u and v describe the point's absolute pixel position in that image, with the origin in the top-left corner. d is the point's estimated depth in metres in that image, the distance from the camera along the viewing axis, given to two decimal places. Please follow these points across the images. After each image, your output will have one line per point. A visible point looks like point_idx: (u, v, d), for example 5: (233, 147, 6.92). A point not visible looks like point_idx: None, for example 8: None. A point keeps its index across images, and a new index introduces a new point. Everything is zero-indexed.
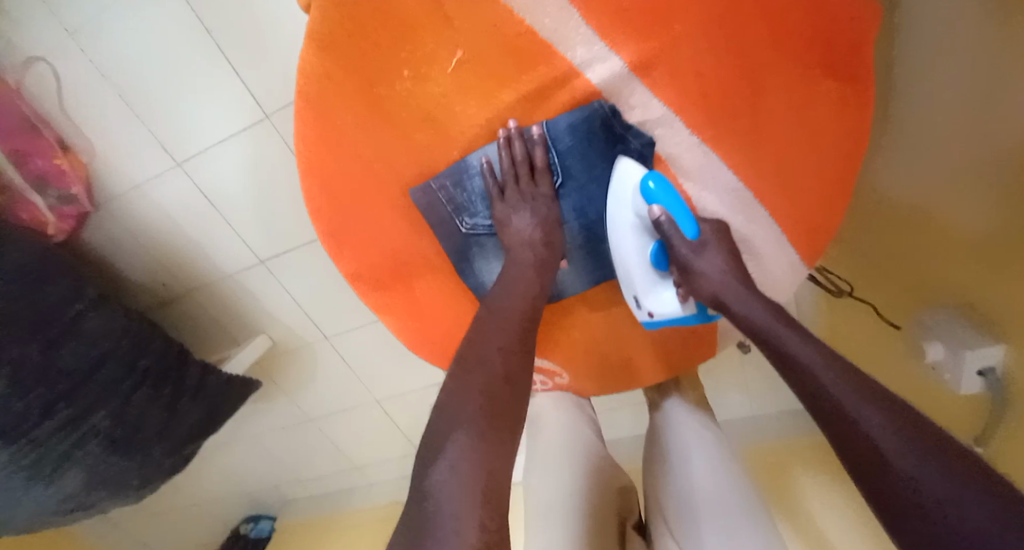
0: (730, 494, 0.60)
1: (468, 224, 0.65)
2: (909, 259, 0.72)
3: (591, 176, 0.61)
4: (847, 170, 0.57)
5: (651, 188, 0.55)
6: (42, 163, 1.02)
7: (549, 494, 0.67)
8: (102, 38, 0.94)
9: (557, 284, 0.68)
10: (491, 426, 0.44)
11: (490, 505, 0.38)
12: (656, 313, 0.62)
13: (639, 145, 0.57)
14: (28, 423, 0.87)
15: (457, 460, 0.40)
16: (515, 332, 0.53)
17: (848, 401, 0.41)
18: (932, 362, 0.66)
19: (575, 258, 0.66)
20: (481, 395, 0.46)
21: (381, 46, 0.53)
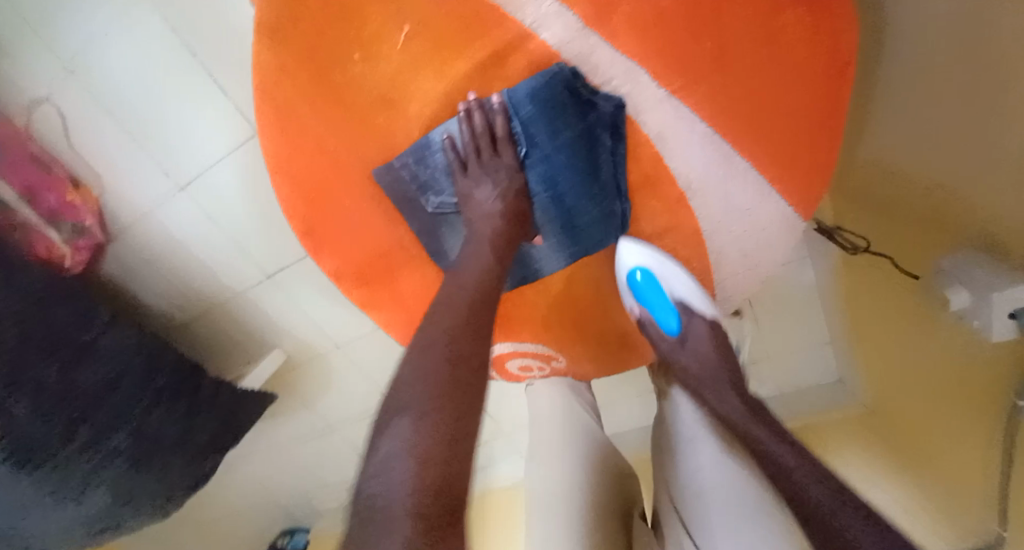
0: (738, 482, 0.55)
1: (435, 202, 0.65)
2: (932, 208, 0.71)
3: (559, 145, 0.58)
4: (837, 91, 0.55)
5: (638, 279, 0.66)
6: (55, 199, 1.02)
7: (545, 480, 0.69)
8: (92, 69, 0.93)
9: (533, 258, 0.67)
10: (441, 411, 0.43)
11: (430, 490, 0.39)
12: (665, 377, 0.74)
13: (608, 108, 0.54)
14: (54, 443, 0.89)
15: (403, 451, 0.41)
16: (476, 321, 0.52)
17: (816, 495, 0.49)
18: (957, 309, 0.65)
19: (546, 230, 0.64)
20: (437, 382, 0.45)
21: (333, 31, 0.52)
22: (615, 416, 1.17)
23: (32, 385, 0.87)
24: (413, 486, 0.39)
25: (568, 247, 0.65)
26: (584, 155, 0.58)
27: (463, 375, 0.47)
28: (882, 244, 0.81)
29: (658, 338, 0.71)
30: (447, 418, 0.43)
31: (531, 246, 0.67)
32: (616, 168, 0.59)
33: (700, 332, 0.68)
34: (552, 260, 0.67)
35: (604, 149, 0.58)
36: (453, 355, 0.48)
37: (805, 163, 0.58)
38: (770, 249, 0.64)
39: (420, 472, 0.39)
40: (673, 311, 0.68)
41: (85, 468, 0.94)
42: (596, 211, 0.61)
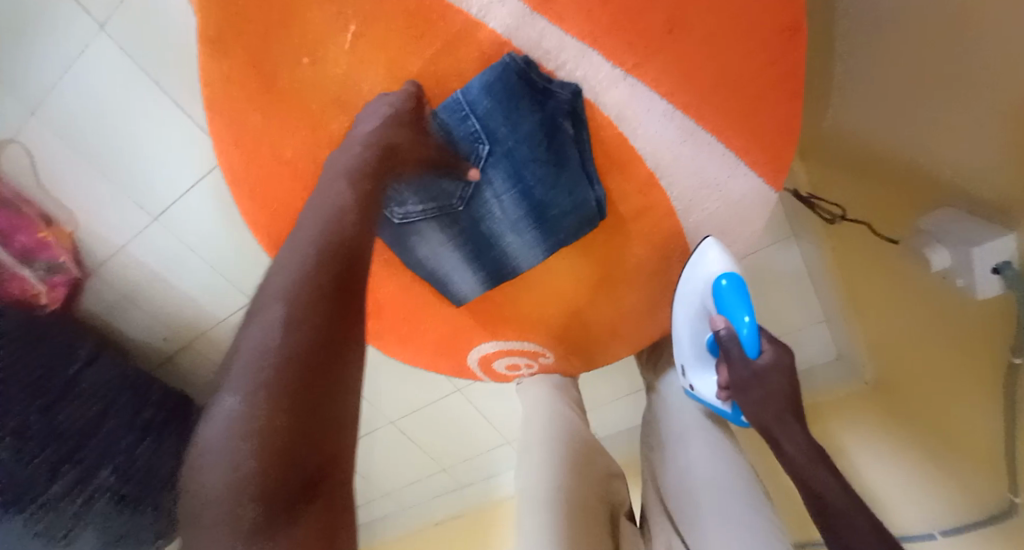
0: (726, 478, 0.62)
1: (398, 211, 0.62)
2: (904, 171, 0.70)
3: (520, 137, 0.55)
4: (795, 57, 0.53)
5: (723, 284, 0.60)
6: (26, 239, 0.99)
7: (526, 479, 0.72)
8: (52, 101, 0.90)
9: (508, 255, 0.65)
10: (276, 386, 0.35)
11: (259, 484, 0.33)
12: (697, 386, 0.69)
13: (566, 95, 0.53)
14: (41, 484, 0.86)
15: (229, 436, 0.34)
16: (330, 279, 0.41)
17: (838, 503, 0.55)
18: (942, 269, 0.64)
19: (519, 226, 0.62)
20: (274, 354, 0.36)
21: (275, 36, 0.52)
22: (611, 413, 1.15)
23: (14, 428, 0.83)
24: (236, 480, 0.33)
25: (543, 241, 0.63)
26: (546, 144, 0.55)
27: (304, 344, 0.37)
28: (859, 211, 0.80)
29: (731, 362, 0.61)
30: (284, 397, 0.35)
31: (504, 244, 0.64)
32: (582, 155, 0.57)
33: (780, 368, 0.59)
34: (533, 256, 0.65)
35: (566, 137, 0.55)
36: (283, 325, 0.38)
37: (772, 131, 0.57)
38: (745, 222, 0.64)
39: (250, 458, 0.33)
40: (756, 333, 0.59)
41: (69, 510, 0.90)
42: (568, 202, 0.59)
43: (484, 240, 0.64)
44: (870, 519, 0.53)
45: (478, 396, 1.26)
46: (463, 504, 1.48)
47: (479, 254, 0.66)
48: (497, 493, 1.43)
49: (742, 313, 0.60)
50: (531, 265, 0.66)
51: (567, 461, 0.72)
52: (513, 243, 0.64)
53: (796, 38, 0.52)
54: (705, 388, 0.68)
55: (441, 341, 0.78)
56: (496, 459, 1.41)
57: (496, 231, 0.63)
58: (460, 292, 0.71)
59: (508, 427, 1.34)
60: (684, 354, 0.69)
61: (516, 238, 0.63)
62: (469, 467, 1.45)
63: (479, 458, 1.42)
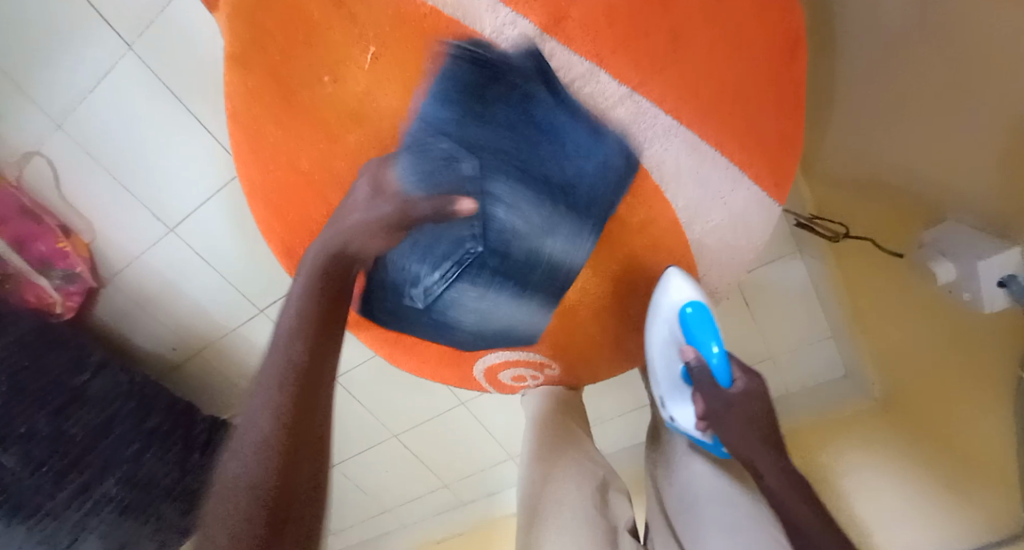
0: (730, 496, 0.62)
1: (420, 289, 0.65)
2: (909, 190, 0.72)
3: (496, 141, 0.53)
4: (780, 74, 0.58)
5: (689, 313, 0.62)
6: (45, 248, 1.02)
7: (531, 497, 0.72)
8: (77, 115, 0.93)
9: (558, 260, 0.62)
10: (255, 437, 0.40)
11: (252, 506, 0.37)
12: (677, 418, 0.69)
13: (519, 73, 0.50)
14: (43, 493, 0.85)
15: (225, 491, 0.38)
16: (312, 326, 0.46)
17: None
18: (948, 285, 0.64)
19: (552, 219, 0.58)
20: (259, 406, 0.41)
21: (294, 57, 0.53)
22: (616, 428, 1.15)
23: (21, 435, 0.84)
24: (236, 502, 0.37)
25: (581, 228, 0.60)
26: (524, 135, 0.53)
27: (283, 387, 0.42)
28: (864, 228, 0.81)
29: (703, 391, 0.62)
30: (275, 424, 0.40)
31: (545, 248, 0.61)
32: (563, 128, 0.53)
33: (753, 394, 0.61)
34: (586, 243, 0.61)
35: (536, 117, 0.53)
36: (268, 376, 0.43)
37: (772, 143, 0.60)
38: (746, 233, 0.65)
39: (239, 503, 0.37)
40: (726, 362, 0.62)
41: (74, 517, 0.88)
42: (587, 164, 0.55)
43: (526, 263, 0.62)
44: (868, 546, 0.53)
45: (481, 410, 1.26)
46: (467, 520, 1.46)
47: (531, 277, 0.64)
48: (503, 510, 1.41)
49: (710, 342, 0.62)
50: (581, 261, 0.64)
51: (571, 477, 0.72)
52: (557, 247, 0.61)
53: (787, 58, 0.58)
54: (683, 419, 0.68)
55: (447, 352, 0.79)
56: (501, 474, 1.40)
57: (533, 245, 0.60)
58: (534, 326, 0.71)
59: (511, 442, 1.33)
60: (660, 386, 0.70)
61: (558, 238, 0.60)
62: (474, 481, 1.43)
63: (483, 473, 1.41)
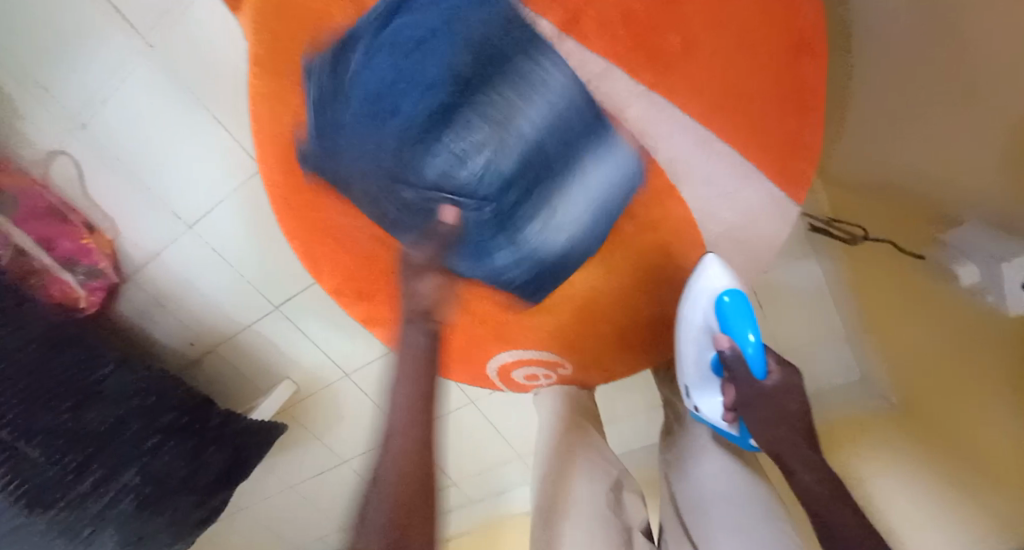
0: (745, 497, 0.61)
1: (499, 266, 0.67)
2: (923, 189, 0.71)
3: (405, 119, 0.56)
4: (796, 70, 0.56)
5: (726, 301, 0.60)
6: (70, 244, 1.03)
7: (541, 494, 0.72)
8: (102, 115, 0.95)
9: (558, 109, 0.54)
10: (405, 448, 0.51)
11: (405, 502, 0.48)
12: (702, 408, 0.68)
13: (327, 79, 0.55)
14: (64, 484, 0.86)
15: (382, 487, 0.50)
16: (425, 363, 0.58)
17: None
18: (970, 286, 0.62)
19: (490, 91, 0.54)
20: (398, 425, 0.53)
21: (306, 56, 0.56)
22: (627, 428, 1.14)
23: (41, 429, 0.85)
24: (392, 497, 0.48)
25: (525, 80, 0.53)
26: (412, 115, 0.56)
27: (416, 410, 0.54)
28: (880, 228, 0.80)
29: (737, 382, 0.60)
30: (414, 439, 0.52)
31: (523, 107, 0.55)
32: (404, 76, 0.52)
33: (788, 388, 0.59)
34: (545, 82, 0.53)
35: (380, 93, 0.54)
36: (403, 401, 0.55)
37: (784, 143, 0.58)
38: (760, 234, 0.63)
39: (395, 495, 0.49)
40: (762, 351, 0.59)
41: (93, 508, 0.89)
42: (472, 35, 0.50)
43: (531, 154, 0.58)
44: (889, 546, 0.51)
45: (493, 409, 1.27)
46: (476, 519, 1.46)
47: (555, 152, 0.57)
48: (510, 510, 1.42)
49: (747, 330, 0.59)
50: (566, 85, 0.53)
51: (584, 473, 0.72)
52: (526, 113, 0.55)
53: (800, 56, 0.55)
54: (710, 409, 0.67)
55: (461, 350, 0.79)
56: (510, 473, 1.41)
57: (509, 124, 0.56)
58: (625, 158, 0.58)
59: (520, 441, 1.33)
60: (688, 377, 0.67)
61: (529, 109, 0.55)
62: (483, 480, 1.43)
63: (492, 472, 1.41)
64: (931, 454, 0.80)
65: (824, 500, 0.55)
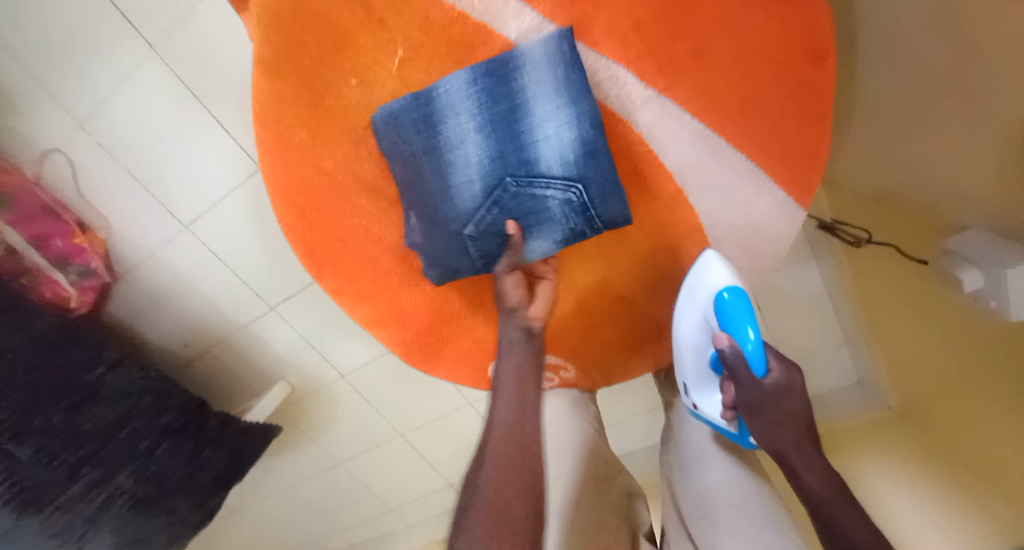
0: (754, 502, 0.61)
1: (571, 227, 0.61)
2: (927, 196, 0.71)
3: (413, 190, 0.63)
4: (811, 78, 0.56)
5: (724, 297, 0.58)
6: (62, 244, 1.01)
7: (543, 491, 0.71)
8: (99, 112, 0.94)
9: (470, 99, 0.57)
10: (511, 455, 0.52)
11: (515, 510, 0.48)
12: (700, 406, 0.64)
13: (411, 224, 0.66)
14: (57, 486, 0.85)
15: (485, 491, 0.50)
16: (528, 380, 0.58)
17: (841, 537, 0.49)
18: (973, 291, 0.63)
19: (423, 124, 0.60)
20: (501, 433, 0.54)
21: (324, 59, 0.60)
22: (627, 430, 1.15)
23: (37, 428, 0.84)
24: (499, 504, 0.49)
25: (446, 105, 0.58)
26: (420, 190, 0.62)
27: (523, 419, 0.55)
28: (886, 234, 0.80)
29: (739, 384, 0.54)
30: (518, 441, 0.53)
31: (445, 113, 0.58)
32: (393, 165, 0.63)
33: (791, 389, 0.53)
34: (451, 90, 0.58)
35: (401, 183, 0.64)
36: (513, 413, 0.55)
37: (797, 149, 0.58)
38: (769, 238, 0.63)
39: (497, 501, 0.49)
40: (762, 349, 0.53)
41: (86, 510, 0.88)
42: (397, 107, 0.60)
43: (493, 147, 0.58)
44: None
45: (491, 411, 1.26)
46: None
47: (501, 122, 0.57)
48: None
49: (746, 327, 0.55)
50: (460, 77, 0.58)
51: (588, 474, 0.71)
52: (460, 124, 0.58)
53: (816, 63, 0.55)
54: (710, 408, 0.63)
55: (464, 353, 0.76)
56: None
57: (448, 138, 0.59)
58: (540, 49, 0.55)
59: None
60: (689, 374, 0.65)
61: (455, 121, 0.58)
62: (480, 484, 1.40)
63: None
64: (938, 458, 0.80)
65: (838, 510, 0.51)
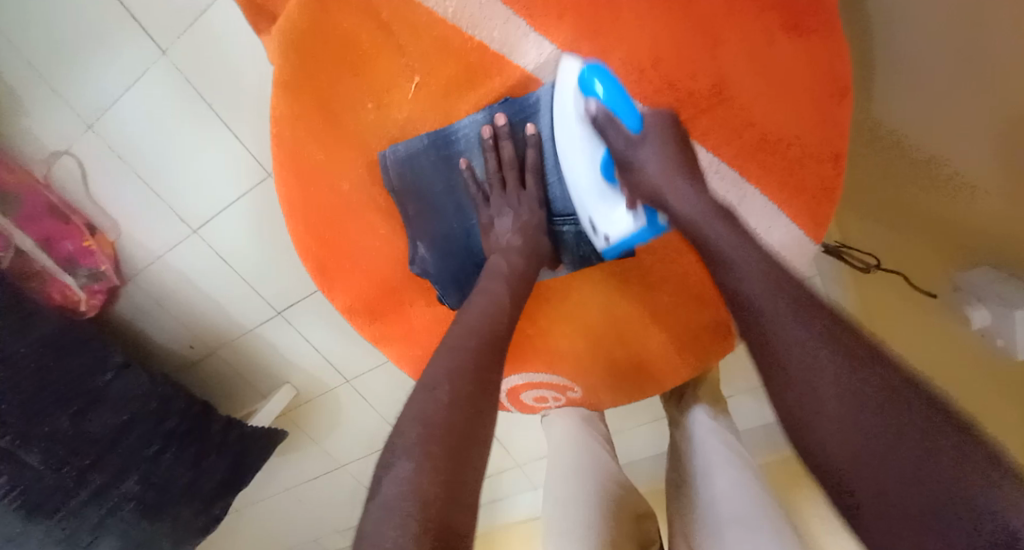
0: (754, 506, 0.60)
1: (578, 253, 0.70)
2: (940, 224, 0.72)
3: (434, 222, 0.68)
4: (834, 119, 0.57)
5: (589, 77, 0.56)
6: (73, 246, 1.03)
7: (553, 512, 0.71)
8: (109, 117, 0.95)
9: (492, 140, 0.64)
10: (436, 453, 0.44)
11: (426, 508, 0.40)
12: (612, 235, 0.63)
13: (421, 256, 0.69)
14: (63, 495, 0.86)
15: (399, 493, 0.41)
16: (471, 365, 0.52)
17: (791, 349, 0.42)
18: (980, 328, 0.67)
19: (444, 161, 0.66)
20: (435, 427, 0.46)
21: (339, 83, 0.60)
22: (630, 439, 1.16)
23: (44, 433, 0.85)
24: (411, 510, 0.40)
25: (465, 149, 0.66)
26: (439, 221, 0.68)
27: (458, 400, 0.48)
28: (894, 261, 0.80)
29: (632, 149, 0.58)
30: (433, 445, 0.44)
31: (470, 151, 0.66)
32: (412, 199, 0.67)
33: (661, 120, 0.59)
34: (467, 131, 0.64)
35: (418, 215, 0.68)
36: (450, 394, 0.48)
37: (816, 188, 0.59)
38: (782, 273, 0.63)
39: (414, 512, 0.40)
40: (631, 103, 0.58)
41: (94, 515, 0.89)
42: (416, 142, 0.65)
43: (514, 179, 0.66)
44: (959, 444, 0.32)
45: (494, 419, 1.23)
46: None
47: (521, 163, 0.66)
48: (512, 518, 1.36)
49: (614, 88, 0.57)
50: (478, 122, 0.64)
51: (599, 495, 0.70)
52: (477, 164, 0.67)
53: (841, 102, 0.56)
54: (618, 214, 0.62)
55: None
56: (511, 482, 1.35)
57: (469, 174, 0.67)
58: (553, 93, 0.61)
59: (524, 453, 1.29)
60: (585, 199, 0.63)
61: (474, 160, 0.66)
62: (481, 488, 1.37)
63: (495, 481, 1.35)
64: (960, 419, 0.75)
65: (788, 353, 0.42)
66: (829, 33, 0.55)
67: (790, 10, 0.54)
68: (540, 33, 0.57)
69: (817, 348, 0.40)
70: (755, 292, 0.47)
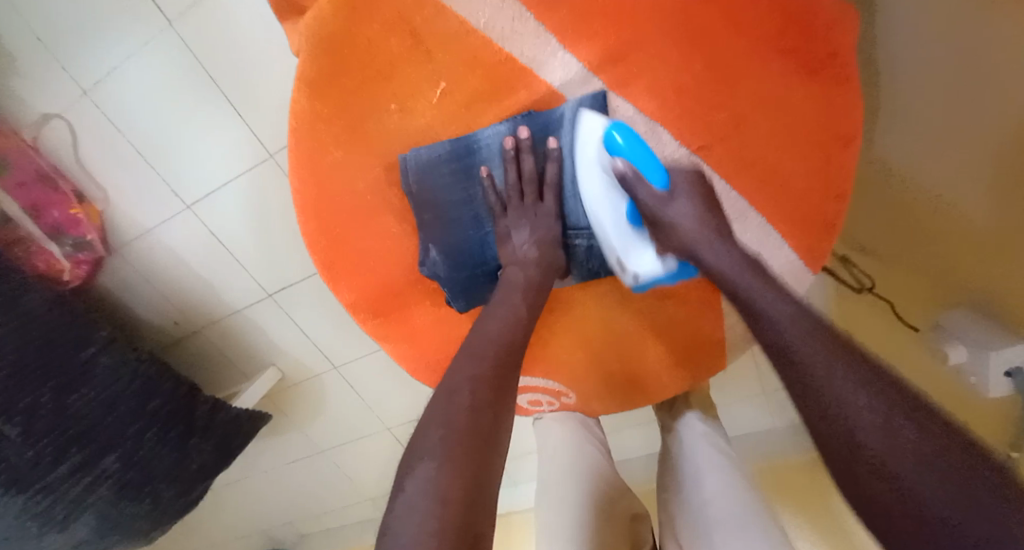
0: (744, 511, 0.64)
1: (588, 266, 0.71)
2: (932, 261, 0.77)
3: (450, 227, 0.69)
4: (838, 157, 0.59)
5: (618, 140, 0.59)
6: (59, 214, 1.00)
7: (549, 510, 0.74)
8: (106, 84, 0.92)
9: (515, 151, 0.65)
10: (455, 456, 0.46)
11: (450, 509, 0.42)
12: (640, 274, 0.65)
13: (434, 259, 0.70)
14: (43, 468, 0.85)
15: (424, 496, 0.43)
16: (491, 373, 0.54)
17: (805, 356, 0.44)
18: (955, 365, 0.71)
19: (465, 169, 0.67)
20: (457, 431, 0.48)
21: (364, 83, 0.61)
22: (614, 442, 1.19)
23: (23, 408, 0.83)
24: (436, 513, 0.42)
25: (486, 158, 0.67)
26: (455, 227, 0.69)
27: (479, 406, 0.50)
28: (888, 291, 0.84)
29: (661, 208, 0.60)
30: (457, 446, 0.46)
31: (490, 160, 0.67)
32: (429, 204, 0.68)
33: (682, 171, 0.62)
34: (490, 141, 0.66)
35: (435, 220, 0.69)
36: (471, 402, 0.50)
37: (815, 219, 0.62)
38: None
39: (438, 513, 0.42)
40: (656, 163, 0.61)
41: (71, 491, 0.88)
42: (439, 149, 0.66)
43: (532, 192, 0.67)
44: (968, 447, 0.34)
45: None
46: None
47: (539, 176, 0.68)
48: None
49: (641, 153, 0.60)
50: (500, 134, 0.65)
51: (593, 495, 0.73)
52: (498, 174, 0.68)
53: (843, 143, 0.59)
54: (647, 260, 0.65)
55: None
56: None
57: (489, 184, 0.68)
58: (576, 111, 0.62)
59: None
60: (612, 242, 0.65)
61: (494, 169, 0.68)
62: None
63: None
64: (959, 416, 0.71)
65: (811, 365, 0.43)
66: (844, 73, 0.57)
67: (801, 50, 0.56)
68: (568, 53, 0.60)
69: (821, 354, 0.43)
70: (783, 327, 0.48)
